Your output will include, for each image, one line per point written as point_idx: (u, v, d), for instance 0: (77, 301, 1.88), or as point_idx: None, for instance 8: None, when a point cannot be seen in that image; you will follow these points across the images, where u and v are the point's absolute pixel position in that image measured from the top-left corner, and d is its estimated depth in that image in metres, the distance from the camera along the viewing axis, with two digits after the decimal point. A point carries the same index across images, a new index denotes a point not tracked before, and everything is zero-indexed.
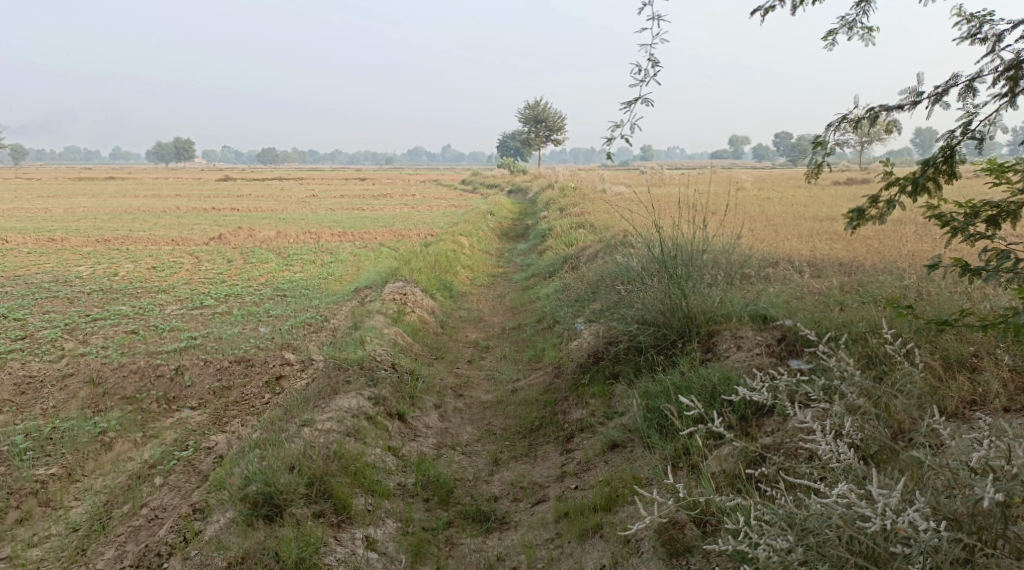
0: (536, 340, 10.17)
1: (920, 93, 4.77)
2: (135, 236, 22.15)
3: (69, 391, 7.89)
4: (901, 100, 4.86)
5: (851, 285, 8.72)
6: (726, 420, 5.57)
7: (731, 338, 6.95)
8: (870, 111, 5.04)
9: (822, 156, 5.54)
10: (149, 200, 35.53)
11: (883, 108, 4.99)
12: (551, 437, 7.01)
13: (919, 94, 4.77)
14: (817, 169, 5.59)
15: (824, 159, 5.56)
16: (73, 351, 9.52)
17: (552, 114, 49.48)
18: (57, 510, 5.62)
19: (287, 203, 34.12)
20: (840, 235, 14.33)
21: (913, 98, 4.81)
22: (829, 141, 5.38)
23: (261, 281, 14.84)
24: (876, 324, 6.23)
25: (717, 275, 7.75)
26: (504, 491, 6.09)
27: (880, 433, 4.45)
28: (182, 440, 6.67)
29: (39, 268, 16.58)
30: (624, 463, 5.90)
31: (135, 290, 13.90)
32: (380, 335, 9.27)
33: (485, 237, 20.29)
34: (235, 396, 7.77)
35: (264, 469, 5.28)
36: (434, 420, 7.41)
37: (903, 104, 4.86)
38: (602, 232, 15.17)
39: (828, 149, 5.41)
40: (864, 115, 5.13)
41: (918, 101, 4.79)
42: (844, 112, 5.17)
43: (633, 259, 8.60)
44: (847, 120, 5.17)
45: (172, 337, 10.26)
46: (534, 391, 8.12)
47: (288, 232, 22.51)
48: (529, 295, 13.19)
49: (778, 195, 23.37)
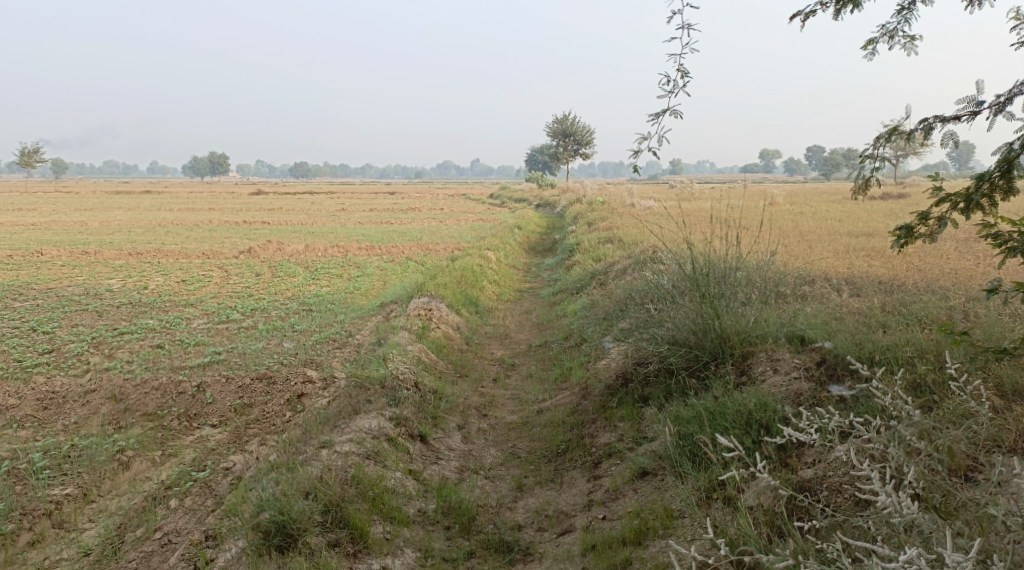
0: (563, 358, 9.92)
1: (981, 103, 4.51)
2: (165, 249, 22.26)
3: (90, 407, 7.78)
4: (958, 110, 4.61)
5: (892, 305, 8.40)
6: (764, 451, 5.34)
7: (767, 360, 6.70)
8: (924, 123, 4.79)
9: (869, 170, 5.33)
10: (182, 214, 35.87)
11: (938, 119, 4.73)
12: (578, 462, 6.78)
13: (979, 104, 4.51)
14: (865, 184, 5.36)
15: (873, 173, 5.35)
16: (97, 366, 9.45)
17: (582, 128, 49.30)
18: (70, 532, 5.51)
19: (316, 216, 34.30)
20: (877, 252, 13.95)
21: (972, 107, 4.55)
22: (878, 155, 5.17)
23: (288, 295, 14.76)
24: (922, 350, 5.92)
25: (752, 292, 7.43)
26: (528, 520, 5.86)
27: (940, 479, 4.20)
28: (200, 459, 6.54)
29: (70, 280, 16.68)
30: (654, 492, 5.67)
31: (163, 303, 13.89)
32: (404, 352, 9.08)
33: (513, 252, 20.11)
34: (256, 414, 7.62)
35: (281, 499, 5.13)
36: (457, 442, 7.19)
37: (961, 114, 4.61)
38: (631, 247, 14.90)
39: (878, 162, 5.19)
40: (918, 126, 4.88)
41: (977, 111, 4.53)
42: (895, 125, 4.93)
43: (663, 275, 8.35)
44: (898, 132, 4.93)
45: (197, 351, 10.17)
46: (560, 412, 7.88)
47: (317, 246, 22.51)
48: (556, 312, 12.94)
49: (811, 210, 22.96)
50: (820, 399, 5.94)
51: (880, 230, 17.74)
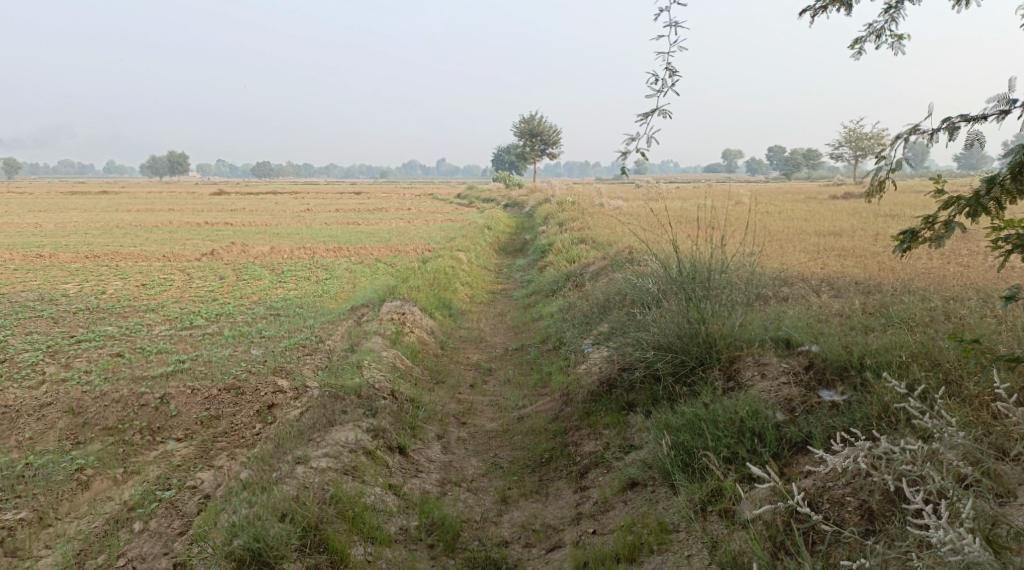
0: (541, 363, 9.70)
1: (1012, 102, 4.37)
2: (124, 252, 21.62)
3: (46, 421, 7.38)
4: (987, 110, 4.46)
5: (873, 307, 8.32)
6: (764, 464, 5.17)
7: (755, 365, 6.53)
8: (948, 123, 4.64)
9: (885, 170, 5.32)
10: (141, 215, 35.05)
11: (963, 119, 4.58)
12: (562, 473, 6.56)
13: (1011, 103, 4.37)
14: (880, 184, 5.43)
15: (889, 174, 5.36)
16: (54, 377, 9.01)
17: (548, 128, 49.18)
18: (25, 561, 5.17)
19: (281, 217, 33.69)
20: (849, 252, 13.96)
21: (1002, 106, 4.40)
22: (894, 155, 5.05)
23: (254, 299, 14.35)
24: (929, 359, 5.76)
25: (738, 295, 7.24)
26: (515, 535, 5.63)
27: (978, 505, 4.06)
28: (165, 476, 6.21)
29: (24, 286, 16.06)
30: (646, 504, 5.46)
31: (123, 309, 13.39)
32: (378, 359, 8.78)
33: (483, 252, 19.84)
34: (223, 426, 7.29)
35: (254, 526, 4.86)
36: (436, 453, 6.92)
37: (990, 113, 4.46)
38: (605, 248, 14.73)
39: (892, 164, 5.17)
40: (940, 126, 4.73)
41: (1008, 111, 4.39)
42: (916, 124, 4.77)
43: (646, 278, 8.17)
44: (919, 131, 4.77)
45: (159, 360, 9.76)
46: (541, 419, 7.66)
47: (282, 248, 22.03)
48: (531, 314, 12.70)
49: (778, 209, 23.05)
50: (812, 404, 5.78)
51: (848, 229, 17.84)
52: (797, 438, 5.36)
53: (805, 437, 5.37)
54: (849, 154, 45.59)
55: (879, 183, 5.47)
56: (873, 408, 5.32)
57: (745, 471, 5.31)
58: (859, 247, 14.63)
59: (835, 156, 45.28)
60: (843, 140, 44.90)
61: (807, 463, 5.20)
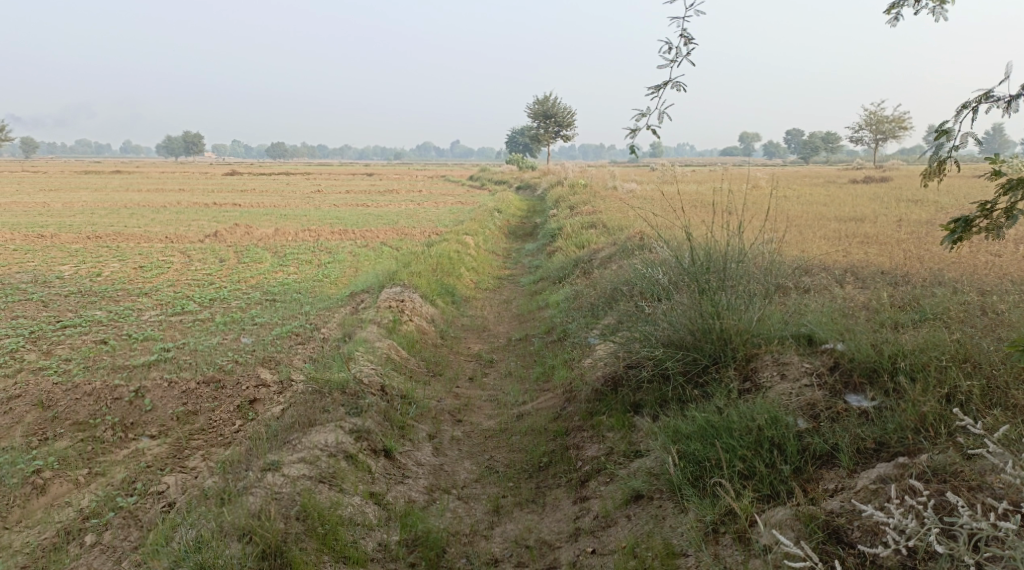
0: (545, 355, 9.15)
1: None
2: (127, 233, 21.17)
3: (12, 415, 6.90)
4: None
5: (901, 299, 7.73)
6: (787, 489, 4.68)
7: (773, 364, 5.97)
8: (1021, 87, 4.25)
9: (947, 149, 4.90)
10: (150, 195, 34.61)
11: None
12: (563, 480, 6.03)
13: None
14: (939, 165, 5.01)
15: (951, 154, 4.95)
16: (31, 366, 8.54)
17: (562, 109, 48.34)
18: None
19: (290, 198, 33.29)
20: (871, 239, 13.31)
21: None
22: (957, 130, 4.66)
23: (252, 283, 13.84)
24: (975, 364, 5.17)
25: (756, 288, 6.62)
26: (506, 552, 5.21)
27: None
28: (130, 480, 5.76)
29: (20, 267, 15.61)
30: (651, 521, 4.98)
31: (115, 293, 12.93)
32: (372, 350, 8.24)
33: (492, 236, 19.28)
34: (200, 423, 6.81)
35: (213, 555, 4.42)
36: (426, 455, 6.40)
37: None
38: (616, 232, 14.11)
39: (956, 140, 4.77)
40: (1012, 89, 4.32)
41: None
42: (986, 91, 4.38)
43: (657, 267, 7.59)
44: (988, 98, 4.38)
45: (144, 348, 9.28)
46: (542, 418, 7.14)
47: (287, 229, 21.53)
48: (537, 302, 12.15)
49: (796, 193, 22.35)
50: (837, 412, 5.24)
51: (869, 214, 17.13)
52: (822, 451, 4.82)
53: (831, 449, 4.83)
54: (869, 136, 44.58)
55: (938, 166, 5.07)
56: (909, 419, 4.77)
57: (764, 489, 4.77)
58: (881, 233, 13.97)
59: (854, 138, 44.30)
60: (863, 123, 43.93)
61: (832, 479, 4.66)
